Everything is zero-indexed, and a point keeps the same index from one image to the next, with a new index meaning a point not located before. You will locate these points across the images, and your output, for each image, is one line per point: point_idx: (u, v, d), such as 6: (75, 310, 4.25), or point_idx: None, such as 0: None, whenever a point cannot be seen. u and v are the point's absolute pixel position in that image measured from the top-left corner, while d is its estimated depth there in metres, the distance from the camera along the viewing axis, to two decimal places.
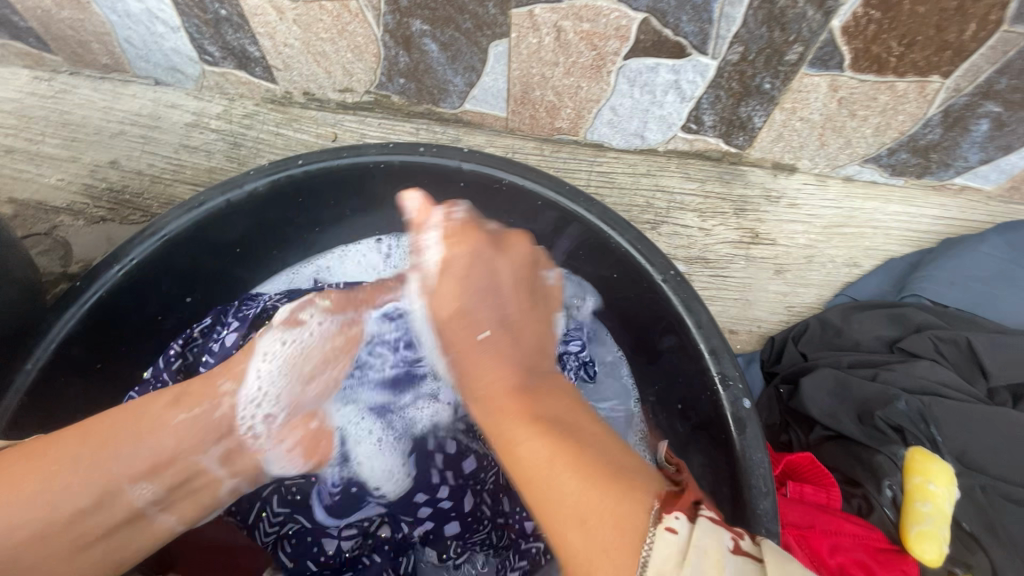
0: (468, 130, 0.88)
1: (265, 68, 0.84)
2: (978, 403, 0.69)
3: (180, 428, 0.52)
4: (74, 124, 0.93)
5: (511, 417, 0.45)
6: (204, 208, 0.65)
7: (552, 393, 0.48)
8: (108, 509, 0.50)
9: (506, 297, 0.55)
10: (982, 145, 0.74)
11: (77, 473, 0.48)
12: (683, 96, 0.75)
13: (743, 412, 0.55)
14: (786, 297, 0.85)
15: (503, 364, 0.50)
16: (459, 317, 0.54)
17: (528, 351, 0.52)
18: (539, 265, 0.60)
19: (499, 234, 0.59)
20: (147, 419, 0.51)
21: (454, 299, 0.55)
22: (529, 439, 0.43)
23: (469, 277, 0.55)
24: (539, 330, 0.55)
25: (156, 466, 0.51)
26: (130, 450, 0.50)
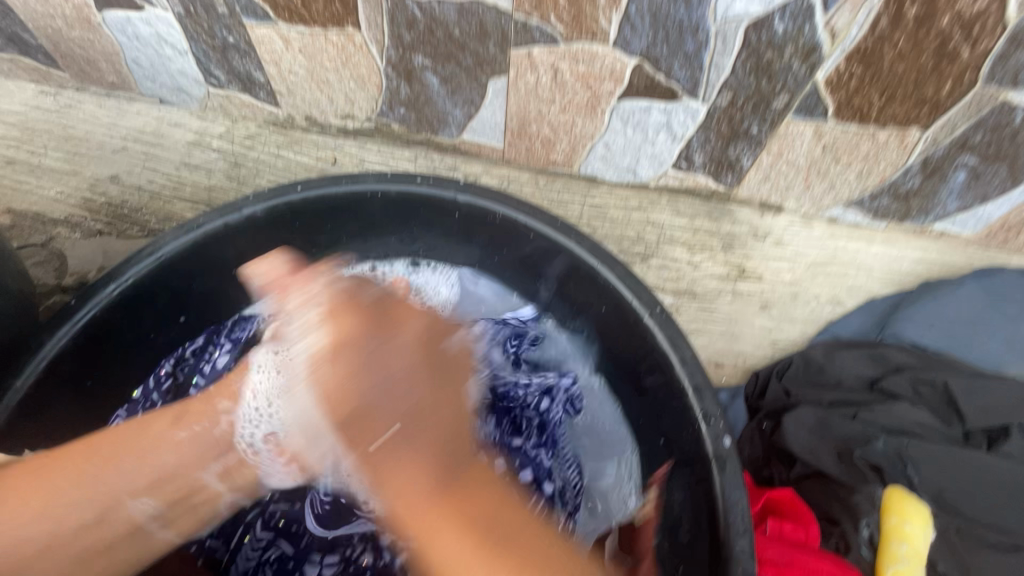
0: (466, 159, 0.90)
1: (269, 92, 0.86)
2: (955, 445, 0.70)
3: (180, 444, 0.57)
4: (77, 138, 0.95)
5: (424, 512, 0.50)
6: (202, 230, 0.66)
7: (470, 482, 0.52)
8: (107, 524, 0.53)
9: (408, 385, 0.55)
10: (959, 193, 0.77)
11: (85, 484, 0.52)
12: (674, 136, 0.78)
13: (723, 449, 0.56)
14: (770, 333, 0.87)
15: (419, 474, 0.51)
16: (365, 415, 0.54)
17: (445, 426, 0.54)
18: (438, 339, 0.61)
19: (383, 313, 0.60)
20: (152, 435, 0.56)
21: (363, 392, 0.54)
22: (443, 536, 0.49)
23: (367, 365, 0.55)
24: (438, 408, 0.55)
25: (156, 480, 0.55)
26: (130, 464, 0.54)
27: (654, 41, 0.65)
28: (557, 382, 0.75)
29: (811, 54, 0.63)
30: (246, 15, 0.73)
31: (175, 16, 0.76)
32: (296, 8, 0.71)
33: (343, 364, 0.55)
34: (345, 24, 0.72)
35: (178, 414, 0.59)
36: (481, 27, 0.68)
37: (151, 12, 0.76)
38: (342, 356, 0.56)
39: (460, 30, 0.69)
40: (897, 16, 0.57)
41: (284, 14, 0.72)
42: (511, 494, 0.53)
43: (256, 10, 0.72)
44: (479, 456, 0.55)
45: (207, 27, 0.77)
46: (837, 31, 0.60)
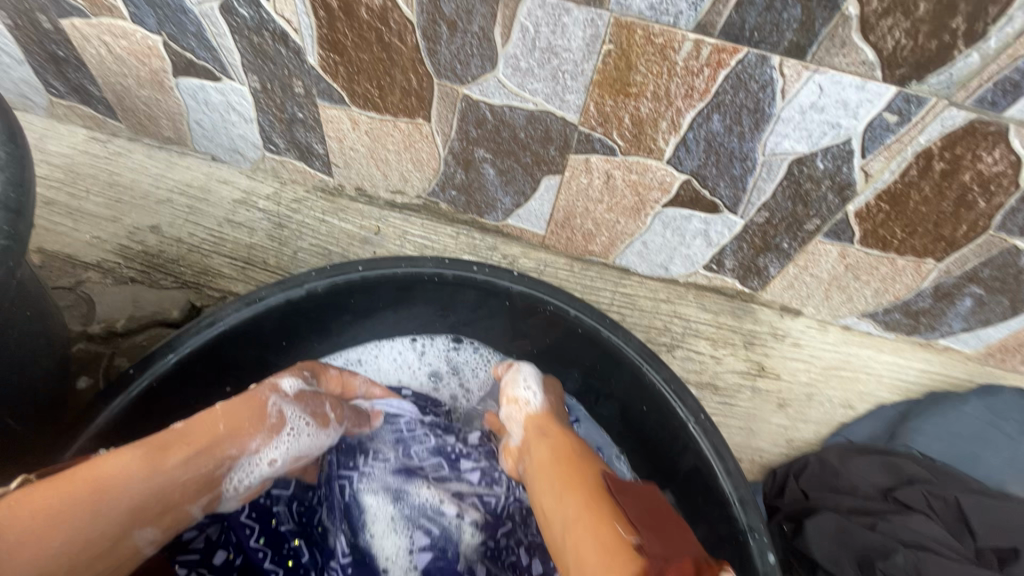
0: (506, 241, 0.94)
1: (325, 163, 0.90)
2: (968, 562, 0.72)
3: (189, 479, 0.56)
4: (122, 186, 0.96)
5: (551, 479, 0.63)
6: (264, 304, 0.67)
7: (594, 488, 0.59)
8: (112, 556, 0.51)
9: (547, 427, 0.70)
10: (965, 316, 0.83)
11: (107, 514, 0.50)
12: (709, 242, 0.84)
13: (768, 565, 0.57)
14: (787, 431, 0.91)
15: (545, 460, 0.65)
16: (544, 446, 0.67)
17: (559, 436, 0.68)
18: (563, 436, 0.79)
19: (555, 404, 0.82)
20: (167, 468, 0.54)
21: (533, 418, 0.71)
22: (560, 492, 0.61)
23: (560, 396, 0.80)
24: (557, 437, 0.68)
25: (162, 509, 0.54)
26: (142, 491, 0.52)
27: (705, 163, 0.71)
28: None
29: (845, 189, 0.70)
30: (321, 97, 0.77)
31: (250, 89, 0.80)
32: (372, 97, 0.75)
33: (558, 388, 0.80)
34: (416, 115, 0.77)
35: (197, 445, 0.57)
36: (546, 133, 0.74)
37: (227, 84, 0.80)
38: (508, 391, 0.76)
39: (526, 134, 0.74)
40: (925, 168, 0.64)
41: (359, 101, 0.76)
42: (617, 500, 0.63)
43: (332, 94, 0.77)
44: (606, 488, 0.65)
45: (279, 102, 0.80)
46: (872, 174, 0.67)
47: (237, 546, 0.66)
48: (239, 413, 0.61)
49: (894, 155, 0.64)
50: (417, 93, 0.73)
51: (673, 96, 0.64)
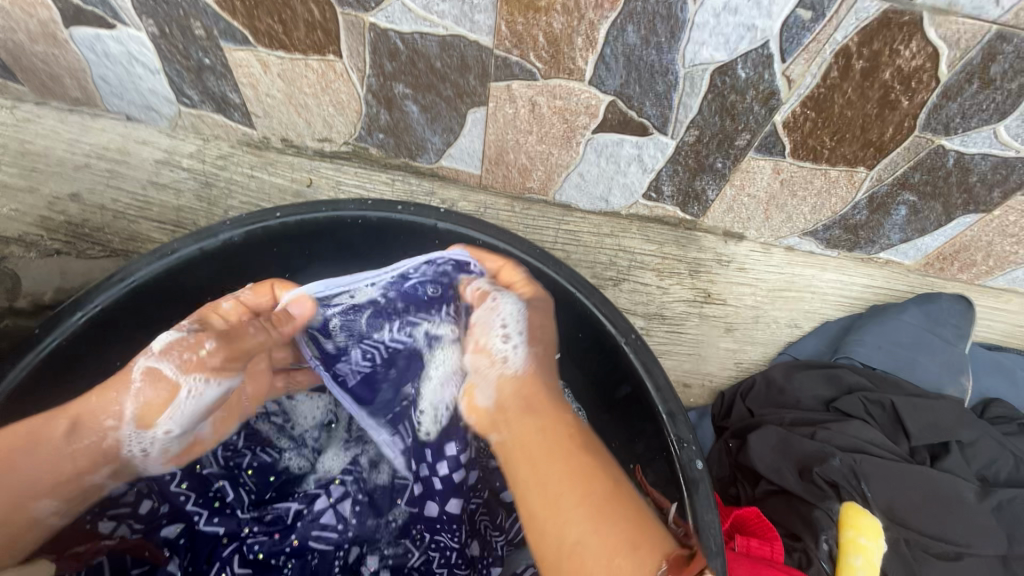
0: (443, 184, 0.91)
1: (245, 113, 0.86)
2: (902, 461, 0.74)
3: (73, 454, 0.57)
4: (34, 154, 0.90)
5: (542, 462, 0.56)
6: (177, 256, 0.65)
7: (583, 448, 0.57)
8: (12, 525, 0.55)
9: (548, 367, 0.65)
10: (901, 227, 0.83)
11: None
12: (645, 168, 0.82)
13: (695, 472, 0.58)
14: (734, 353, 0.93)
15: (537, 424, 0.58)
16: (549, 403, 0.61)
17: (556, 403, 0.61)
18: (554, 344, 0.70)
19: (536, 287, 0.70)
20: (44, 444, 0.55)
21: (536, 358, 0.65)
22: (548, 479, 0.54)
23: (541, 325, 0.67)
24: (554, 389, 0.63)
25: (57, 485, 0.56)
26: (29, 468, 0.54)
27: (628, 81, 0.69)
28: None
29: (770, 98, 0.68)
30: (224, 38, 0.73)
31: (148, 35, 0.75)
32: (276, 34, 0.71)
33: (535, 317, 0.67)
34: (327, 52, 0.73)
35: (76, 422, 0.57)
36: (462, 61, 0.70)
37: (123, 31, 0.75)
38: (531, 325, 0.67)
39: (442, 63, 0.71)
40: (845, 69, 0.63)
41: (264, 39, 0.72)
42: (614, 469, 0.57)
43: (234, 34, 0.72)
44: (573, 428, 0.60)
45: (182, 48, 0.76)
46: (793, 80, 0.65)
47: (161, 494, 0.67)
48: (110, 386, 0.59)
49: (813, 56, 0.62)
50: (323, 26, 0.69)
51: (583, 7, 0.61)
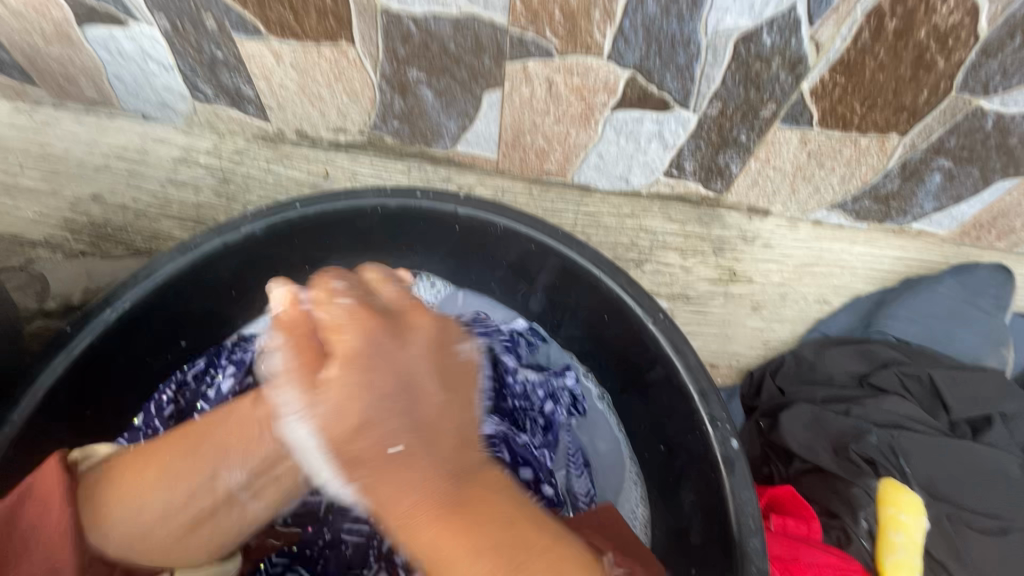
0: (459, 170, 0.90)
1: (259, 107, 0.85)
2: (941, 435, 0.72)
3: (269, 432, 0.53)
4: (55, 157, 0.91)
5: (436, 533, 0.42)
6: (200, 250, 0.64)
7: (477, 491, 0.44)
8: (209, 497, 0.52)
9: (415, 398, 0.46)
10: (935, 195, 0.80)
11: (178, 492, 0.50)
12: (666, 144, 0.80)
13: (731, 451, 0.57)
14: (762, 332, 0.90)
15: (417, 491, 0.43)
16: (365, 428, 0.44)
17: (444, 452, 0.45)
18: (450, 342, 0.52)
19: (399, 313, 0.50)
20: (247, 425, 0.53)
21: (347, 422, 0.45)
22: (432, 543, 0.42)
23: (365, 370, 0.45)
24: (455, 411, 0.48)
25: (266, 461, 0.53)
26: (235, 449, 0.52)
27: (647, 54, 0.67)
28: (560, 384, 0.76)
29: (798, 64, 0.65)
30: (236, 30, 0.72)
31: (160, 31, 0.74)
32: (288, 23, 0.70)
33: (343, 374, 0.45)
34: (339, 39, 0.72)
35: (264, 399, 0.55)
36: (477, 42, 0.69)
37: (135, 28, 0.75)
38: (344, 350, 0.46)
39: (456, 44, 0.70)
40: (878, 29, 0.60)
41: (276, 29, 0.71)
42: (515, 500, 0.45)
43: (246, 25, 0.72)
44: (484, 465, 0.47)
45: (194, 42, 0.75)
46: (823, 43, 0.62)
47: None
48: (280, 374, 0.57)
49: (844, 16, 0.59)
50: (334, 12, 0.68)
51: None
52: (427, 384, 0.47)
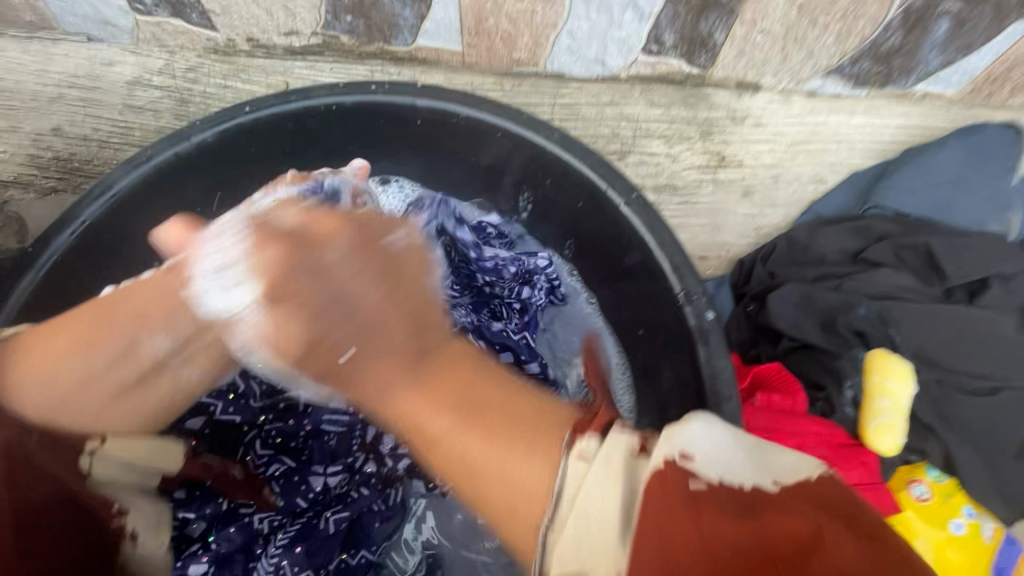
0: (425, 69, 0.85)
1: (201, 13, 0.79)
2: (936, 302, 0.71)
3: (186, 281, 0.53)
4: (7, 91, 0.87)
5: (425, 409, 0.39)
6: (153, 163, 0.62)
7: (444, 361, 0.41)
8: (132, 362, 0.51)
9: (354, 300, 0.46)
10: (942, 47, 0.73)
11: (101, 345, 0.50)
12: (641, 14, 0.72)
13: (706, 323, 0.56)
14: (755, 218, 0.86)
15: (395, 360, 0.41)
16: (316, 343, 0.45)
17: (411, 320, 0.44)
18: (377, 237, 0.52)
19: (304, 231, 0.51)
20: (165, 286, 0.53)
21: (290, 339, 0.47)
22: (445, 430, 0.37)
23: (279, 272, 0.49)
24: (403, 293, 0.48)
25: (174, 318, 0.52)
26: (154, 312, 0.52)
27: None
28: (534, 267, 0.73)
29: None
30: None
31: None
32: None
33: (269, 260, 0.49)
34: None
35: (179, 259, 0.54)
36: None
37: None
38: (273, 287, 0.48)
39: None
40: None
41: None
42: (482, 362, 0.43)
43: None
44: (449, 338, 0.44)
45: None
46: None
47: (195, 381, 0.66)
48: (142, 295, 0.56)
49: None
50: None
51: None
52: (366, 266, 0.49)
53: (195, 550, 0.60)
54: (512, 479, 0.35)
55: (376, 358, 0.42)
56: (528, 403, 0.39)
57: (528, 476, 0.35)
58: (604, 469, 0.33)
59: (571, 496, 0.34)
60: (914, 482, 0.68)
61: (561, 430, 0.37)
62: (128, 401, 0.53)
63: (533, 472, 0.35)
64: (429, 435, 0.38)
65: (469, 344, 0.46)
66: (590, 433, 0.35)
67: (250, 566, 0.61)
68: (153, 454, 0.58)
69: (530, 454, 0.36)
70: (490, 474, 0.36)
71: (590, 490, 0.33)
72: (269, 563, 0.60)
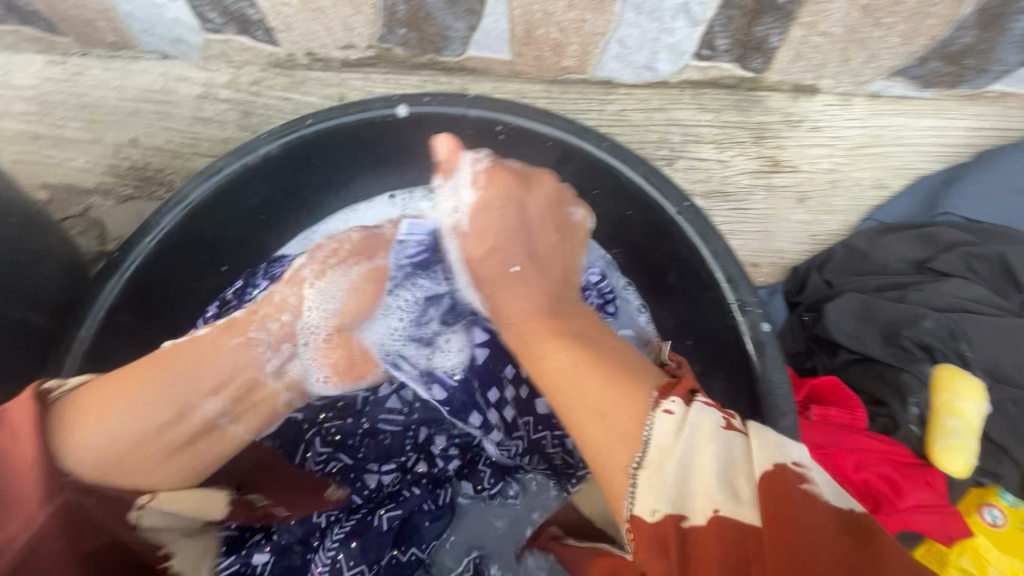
0: (474, 78, 0.87)
1: (267, 31, 0.84)
2: (1011, 316, 0.68)
3: (236, 348, 0.57)
4: (92, 105, 0.94)
5: (537, 339, 0.55)
6: (223, 173, 0.66)
7: (569, 317, 0.57)
8: (187, 421, 0.53)
9: (536, 238, 0.63)
10: (1023, 44, 0.68)
11: (156, 407, 0.51)
12: (694, 20, 0.71)
13: (762, 334, 0.55)
14: (809, 226, 0.82)
15: (533, 305, 0.58)
16: (494, 255, 0.62)
17: (553, 280, 0.61)
18: (564, 205, 0.65)
19: (527, 172, 0.65)
20: (210, 344, 0.56)
21: (482, 245, 0.63)
22: (553, 354, 0.52)
23: (501, 216, 0.63)
24: (561, 253, 0.64)
25: (222, 378, 0.56)
26: (203, 373, 0.54)
27: None
28: (585, 280, 0.73)
29: None
30: None
31: None
32: None
33: (493, 210, 0.63)
34: None
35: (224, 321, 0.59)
36: None
37: None
38: (479, 234, 0.63)
39: None
40: None
41: None
42: (600, 321, 0.58)
43: None
44: (583, 303, 0.61)
45: None
46: None
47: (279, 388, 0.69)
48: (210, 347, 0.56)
49: None
50: None
51: None
52: (518, 233, 0.63)
53: (258, 539, 0.63)
54: (593, 403, 0.45)
55: (519, 293, 0.60)
56: (621, 367, 0.48)
57: (626, 441, 0.42)
58: (690, 441, 0.40)
59: (661, 446, 0.40)
60: (986, 505, 0.65)
61: (649, 390, 0.44)
62: (176, 461, 0.53)
63: (630, 426, 0.42)
64: (539, 357, 0.53)
65: (596, 311, 0.61)
66: (676, 399, 0.43)
67: (307, 558, 0.64)
68: (200, 504, 0.56)
69: (627, 408, 0.43)
70: (587, 402, 0.45)
71: (674, 472, 0.39)
72: (325, 556, 0.62)
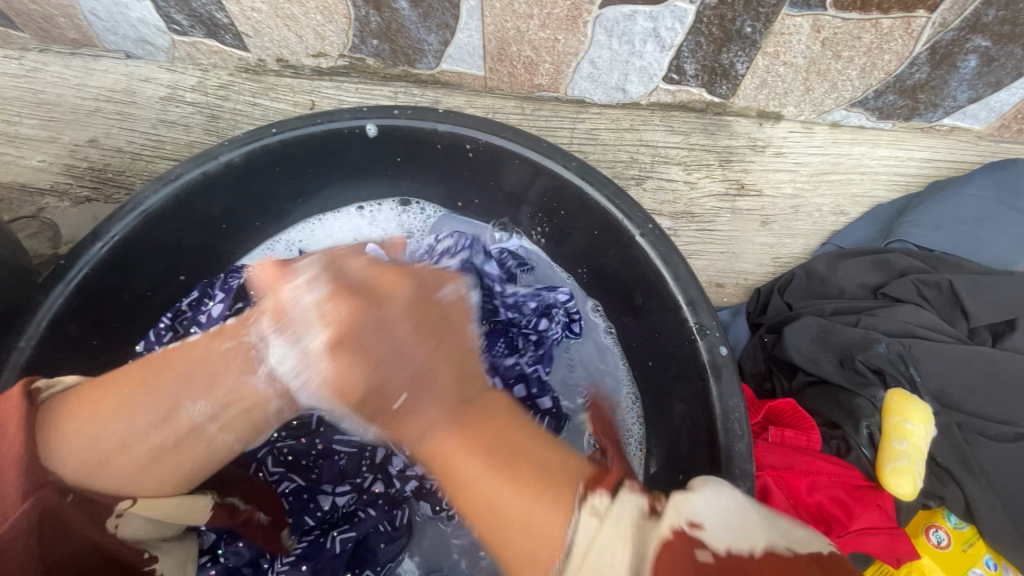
0: (447, 91, 0.86)
1: (235, 35, 0.83)
2: (958, 342, 0.70)
3: (227, 353, 0.50)
4: (50, 104, 0.90)
5: (452, 464, 0.42)
6: (181, 181, 0.64)
7: (484, 409, 0.46)
8: (174, 426, 0.48)
9: (406, 349, 0.48)
10: (971, 82, 0.72)
11: (134, 415, 0.47)
12: (663, 45, 0.72)
13: (720, 358, 0.56)
14: (772, 248, 0.83)
15: (435, 428, 0.44)
16: (371, 393, 0.46)
17: (445, 392, 0.46)
18: (430, 290, 0.54)
19: (368, 283, 0.52)
20: (201, 350, 0.51)
21: (349, 379, 0.47)
22: (467, 471, 0.42)
23: (373, 345, 0.47)
24: (446, 349, 0.49)
25: (213, 383, 0.49)
26: (190, 377, 0.49)
27: None
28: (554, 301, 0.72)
29: None
30: None
31: None
32: None
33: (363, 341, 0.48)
34: None
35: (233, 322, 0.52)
36: None
37: None
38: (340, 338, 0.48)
39: None
40: None
41: None
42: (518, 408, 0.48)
43: None
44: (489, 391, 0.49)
45: None
46: None
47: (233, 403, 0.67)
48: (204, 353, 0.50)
49: None
50: None
51: None
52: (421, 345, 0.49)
53: (204, 562, 0.61)
54: (514, 513, 0.39)
55: (432, 427, 0.44)
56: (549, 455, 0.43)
57: (541, 546, 0.38)
58: (616, 527, 0.37)
59: (583, 549, 0.37)
60: (932, 527, 0.67)
61: (572, 484, 0.40)
62: (162, 468, 0.49)
63: (546, 529, 0.38)
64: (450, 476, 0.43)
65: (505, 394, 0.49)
66: (602, 490, 0.40)
67: None
68: (183, 512, 0.55)
69: (542, 511, 0.39)
70: (512, 521, 0.39)
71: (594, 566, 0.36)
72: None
